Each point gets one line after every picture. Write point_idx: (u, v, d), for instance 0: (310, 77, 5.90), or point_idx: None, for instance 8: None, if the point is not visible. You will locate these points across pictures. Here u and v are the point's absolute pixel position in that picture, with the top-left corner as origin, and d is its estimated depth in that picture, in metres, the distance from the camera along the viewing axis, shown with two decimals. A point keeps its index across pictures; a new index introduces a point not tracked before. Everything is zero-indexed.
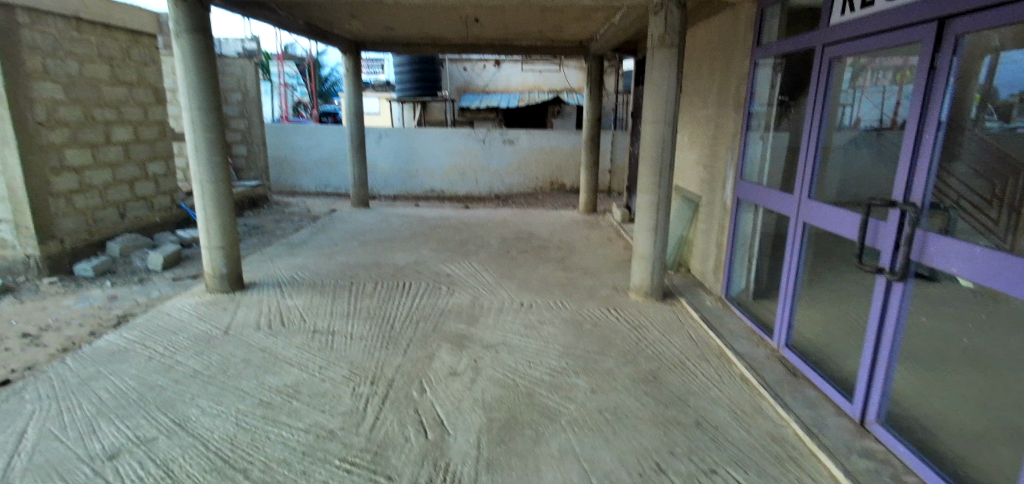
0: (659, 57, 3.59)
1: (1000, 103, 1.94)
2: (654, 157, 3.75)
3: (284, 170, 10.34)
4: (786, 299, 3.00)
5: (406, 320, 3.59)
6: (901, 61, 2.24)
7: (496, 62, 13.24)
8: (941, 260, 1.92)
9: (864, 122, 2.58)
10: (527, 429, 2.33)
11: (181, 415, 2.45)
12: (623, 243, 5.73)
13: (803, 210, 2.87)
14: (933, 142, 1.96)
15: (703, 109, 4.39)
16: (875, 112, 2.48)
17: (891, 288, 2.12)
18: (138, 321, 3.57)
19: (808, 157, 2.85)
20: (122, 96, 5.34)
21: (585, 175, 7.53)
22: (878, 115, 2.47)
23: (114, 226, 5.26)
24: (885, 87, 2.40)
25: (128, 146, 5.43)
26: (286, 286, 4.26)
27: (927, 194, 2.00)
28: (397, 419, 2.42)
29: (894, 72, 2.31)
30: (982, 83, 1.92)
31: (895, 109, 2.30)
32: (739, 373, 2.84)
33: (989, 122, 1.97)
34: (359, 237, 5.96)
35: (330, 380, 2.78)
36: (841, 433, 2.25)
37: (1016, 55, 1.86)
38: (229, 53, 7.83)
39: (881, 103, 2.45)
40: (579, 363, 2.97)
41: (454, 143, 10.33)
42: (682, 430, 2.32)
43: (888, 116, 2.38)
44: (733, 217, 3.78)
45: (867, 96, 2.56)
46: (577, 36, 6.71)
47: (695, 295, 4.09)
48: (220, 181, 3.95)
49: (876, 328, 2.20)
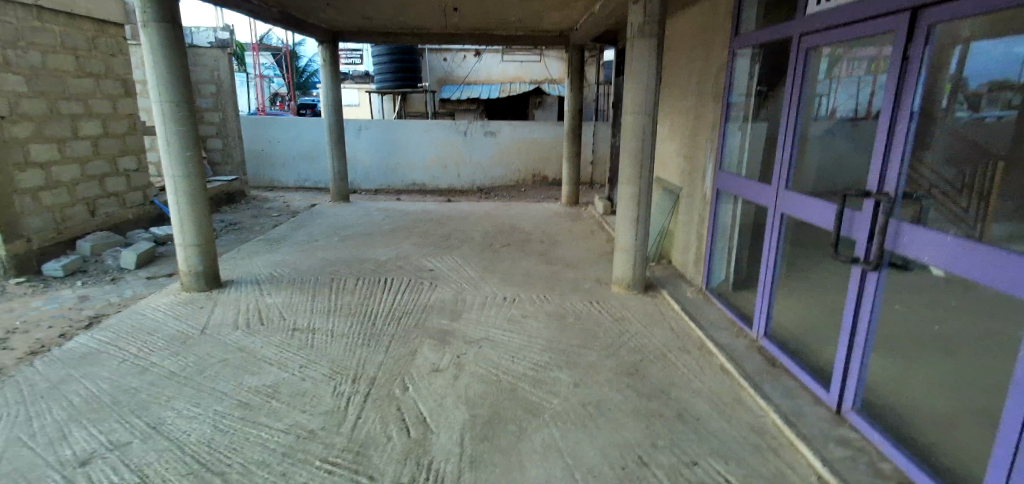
0: (639, 48, 3.58)
1: (967, 93, 2.07)
2: (636, 149, 3.76)
3: (262, 164, 10.12)
4: (765, 289, 3.04)
5: (388, 316, 3.56)
6: (875, 51, 2.29)
7: (477, 52, 13.11)
8: (913, 249, 1.96)
9: (841, 112, 2.71)
10: (511, 425, 2.33)
11: (157, 419, 2.39)
12: (605, 235, 5.76)
13: (780, 200, 2.90)
14: (907, 132, 1.98)
15: (683, 101, 4.41)
16: (851, 102, 2.60)
17: (866, 278, 2.16)
18: (111, 322, 3.47)
19: (785, 148, 2.86)
20: (89, 89, 5.15)
21: (567, 167, 7.52)
22: (853, 105, 2.59)
23: (84, 224, 5.09)
24: (860, 76, 2.49)
25: (97, 140, 5.25)
26: (265, 283, 4.18)
27: (901, 185, 2.03)
28: (379, 417, 2.40)
29: (869, 62, 2.37)
30: (953, 73, 2.02)
31: (870, 100, 2.39)
32: (720, 363, 2.88)
33: (958, 111, 2.10)
34: (339, 232, 5.88)
35: (311, 379, 2.74)
36: (818, 421, 2.29)
37: (980, 47, 1.99)
38: (200, 42, 7.52)
39: (857, 94, 2.56)
40: (562, 358, 2.98)
41: (435, 135, 10.23)
42: (664, 422, 2.34)
43: (863, 106, 2.48)
44: (714, 208, 3.81)
45: (843, 86, 2.68)
46: (557, 27, 6.66)
47: (676, 286, 4.13)
48: (193, 176, 3.84)
49: (852, 316, 2.24)
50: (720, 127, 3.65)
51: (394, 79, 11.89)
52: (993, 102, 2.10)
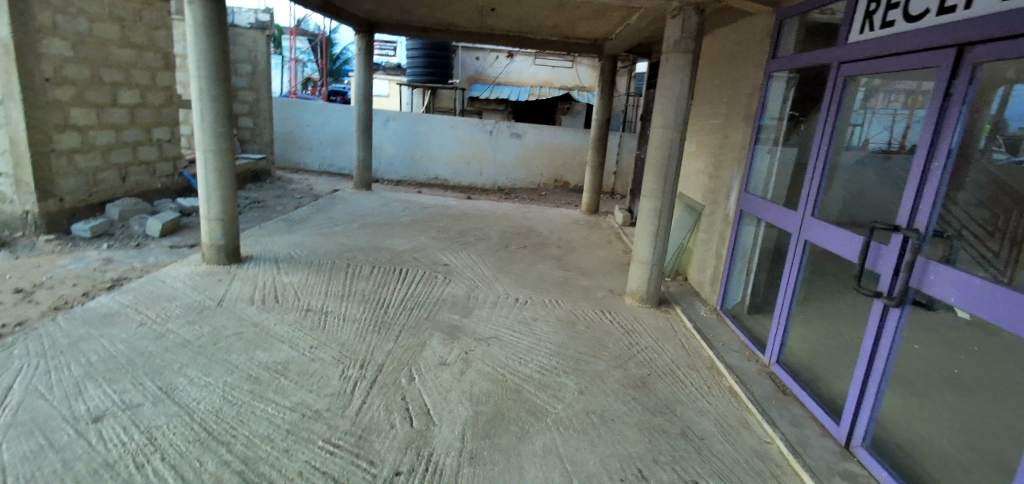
0: (673, 63, 3.57)
1: (1011, 135, 1.82)
2: (661, 163, 3.74)
3: (289, 146, 10.30)
4: (782, 315, 3.01)
5: (400, 306, 3.59)
6: (914, 85, 2.25)
7: (509, 54, 13.16)
8: (939, 288, 1.92)
9: (872, 143, 2.55)
10: (512, 425, 2.33)
11: (169, 384, 2.44)
12: (622, 246, 5.73)
13: (805, 227, 2.86)
14: (943, 169, 1.96)
15: (713, 119, 4.37)
16: (884, 135, 2.45)
17: (888, 313, 2.13)
18: (133, 286, 3.56)
19: (815, 175, 2.85)
20: (131, 59, 5.30)
21: (590, 175, 7.50)
22: (887, 137, 2.45)
23: (114, 189, 5.23)
24: (897, 109, 2.39)
25: (134, 109, 5.39)
26: (283, 262, 4.25)
27: (932, 222, 2.00)
28: (383, 404, 2.42)
29: (907, 95, 2.31)
30: (994, 113, 1.86)
31: (906, 133, 2.29)
32: (729, 385, 2.85)
33: (998, 154, 1.85)
34: (359, 219, 5.95)
35: (320, 360, 2.78)
36: (825, 454, 2.26)
37: None
38: (241, 23, 7.64)
39: (891, 126, 2.42)
40: (569, 364, 2.97)
41: (461, 132, 10.29)
42: (667, 438, 2.32)
43: (897, 140, 2.36)
44: (736, 229, 3.78)
45: (878, 117, 2.53)
46: (592, 35, 6.67)
47: (691, 304, 4.09)
48: (224, 152, 3.93)
49: (869, 351, 2.21)
50: (750, 148, 3.66)
51: (425, 74, 12.00)
52: None
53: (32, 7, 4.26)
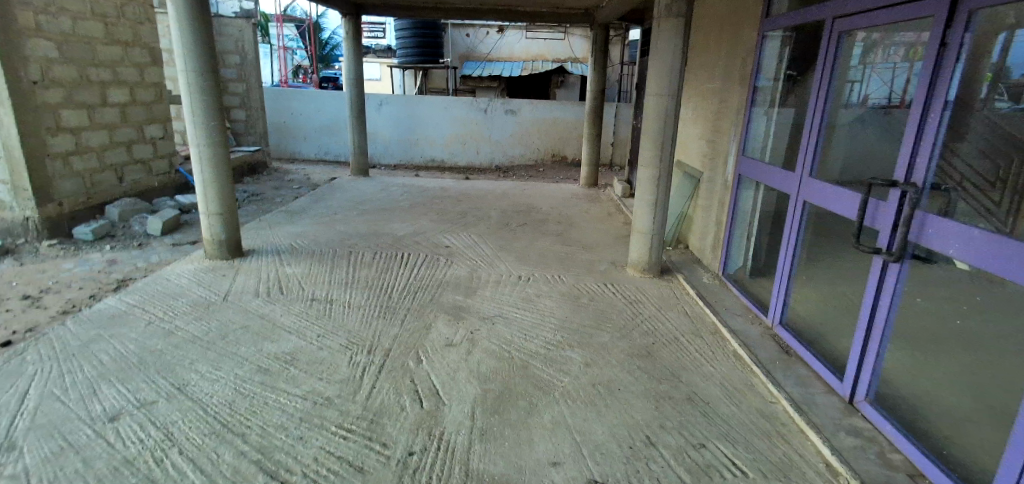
0: (666, 28, 3.50)
1: (1012, 83, 1.86)
2: (658, 131, 3.69)
3: (283, 136, 10.22)
4: (783, 278, 3.01)
5: (404, 291, 3.61)
6: (915, 37, 2.16)
7: (500, 28, 12.92)
8: (939, 242, 1.92)
9: (872, 100, 2.52)
10: (521, 400, 2.37)
11: (181, 380, 2.49)
12: (623, 218, 5.71)
13: (804, 189, 2.84)
14: (939, 122, 1.92)
15: (709, 83, 4.30)
16: (884, 89, 2.42)
17: (887, 269, 2.12)
18: (138, 286, 3.58)
19: (811, 135, 2.81)
20: (117, 56, 5.23)
21: (587, 148, 7.43)
22: (887, 92, 2.41)
23: (112, 190, 5.23)
24: (896, 63, 2.34)
25: (125, 107, 5.34)
26: (285, 254, 4.26)
27: (930, 175, 1.98)
28: (393, 388, 2.46)
29: (907, 48, 2.24)
30: (995, 61, 1.86)
31: (904, 87, 2.25)
32: (733, 350, 2.88)
33: (1000, 102, 1.90)
34: (358, 206, 5.94)
35: (328, 348, 2.81)
36: (830, 411, 2.29)
37: None
38: (225, 12, 7.51)
39: (891, 81, 2.38)
40: (574, 337, 3.00)
41: (455, 112, 10.18)
42: (673, 404, 2.36)
43: (897, 94, 2.33)
44: (735, 194, 3.76)
45: (877, 72, 2.48)
46: (583, 3, 6.53)
47: (692, 271, 4.10)
48: (217, 146, 3.90)
49: (870, 308, 2.21)
50: (745, 111, 3.61)
51: (416, 54, 11.80)
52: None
53: (12, 8, 4.18)
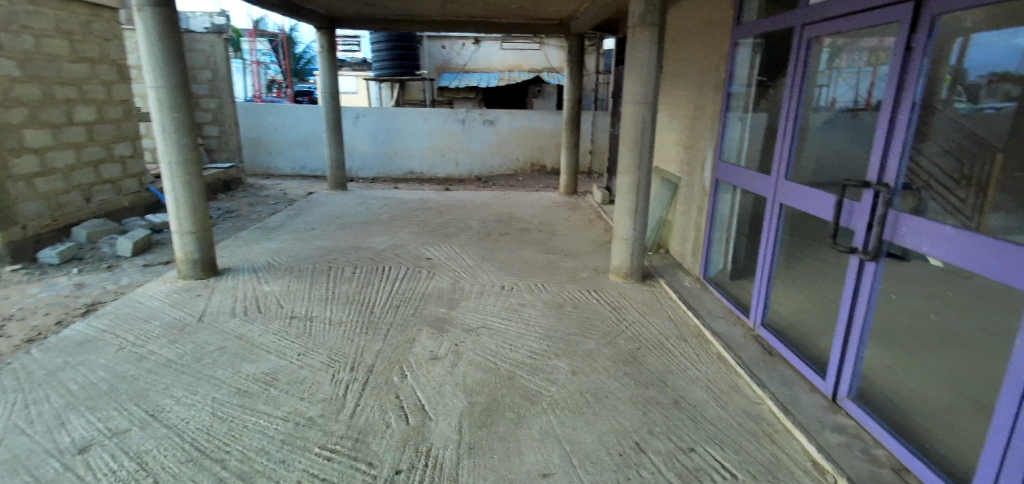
0: (640, 36, 3.55)
1: (969, 84, 1.92)
2: (636, 137, 3.74)
3: (258, 152, 10.06)
4: (763, 279, 3.05)
5: (386, 305, 3.55)
6: (877, 42, 2.24)
7: (475, 40, 12.99)
8: (914, 240, 1.96)
9: (839, 103, 2.57)
10: (508, 412, 2.34)
11: (156, 406, 2.39)
12: (604, 225, 5.75)
13: (780, 191, 2.90)
14: (908, 124, 1.99)
15: (684, 90, 4.37)
16: (850, 93, 2.48)
17: (864, 268, 2.17)
18: (108, 309, 3.45)
19: (785, 139, 2.87)
20: (84, 74, 5.09)
21: (565, 156, 7.49)
22: (853, 96, 2.48)
23: (80, 211, 5.06)
24: (860, 67, 2.41)
25: (92, 126, 5.19)
26: (263, 271, 4.17)
27: (900, 175, 2.03)
28: (377, 405, 2.40)
29: (871, 53, 2.31)
30: (952, 65, 1.94)
31: (870, 90, 2.31)
32: (717, 352, 2.90)
33: (959, 103, 1.94)
34: (337, 220, 5.85)
35: (309, 367, 2.74)
36: (815, 409, 2.31)
37: (987, 37, 1.86)
38: (196, 27, 7.40)
39: (856, 85, 2.45)
40: (560, 346, 2.99)
41: (433, 123, 10.16)
42: (661, 409, 2.36)
43: (863, 97, 2.39)
44: (713, 198, 3.82)
45: (843, 76, 2.55)
46: (557, 14, 6.60)
47: (674, 275, 4.13)
48: (190, 164, 3.80)
49: (849, 306, 2.26)
50: (721, 116, 3.70)
51: (392, 67, 11.78)
52: (998, 93, 1.87)
53: None
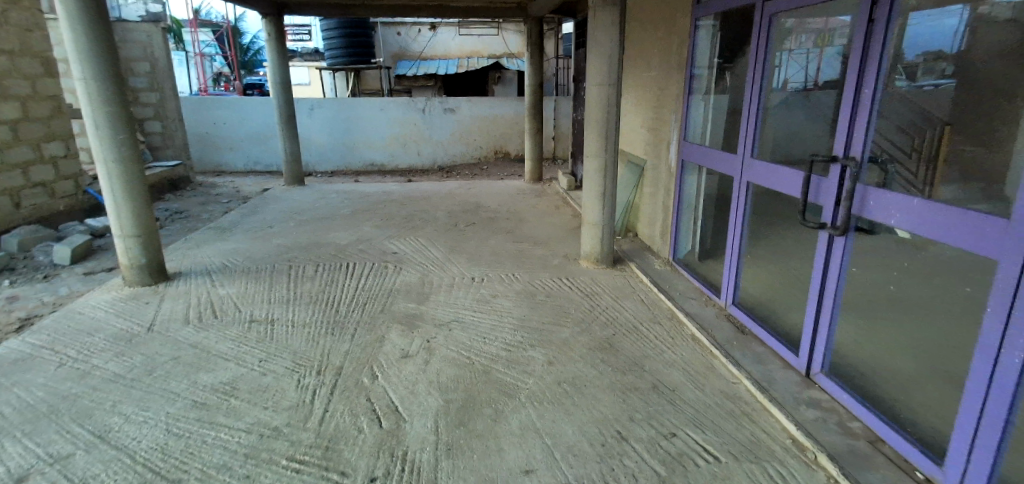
0: (603, 17, 3.48)
1: (907, 64, 1.99)
2: (603, 121, 3.69)
3: (207, 148, 9.53)
4: (733, 259, 3.07)
5: (351, 303, 3.40)
6: (822, 24, 2.42)
7: (432, 26, 12.67)
8: (881, 213, 1.98)
9: (791, 84, 2.68)
10: (486, 408, 2.27)
11: (103, 426, 2.20)
12: (571, 211, 5.71)
13: (746, 171, 2.91)
14: (872, 97, 2.00)
15: (647, 72, 4.34)
16: (801, 74, 2.61)
17: (833, 243, 2.19)
18: (45, 323, 3.16)
19: (750, 118, 2.87)
20: (2, 67, 4.64)
21: (530, 143, 7.40)
22: (803, 77, 2.60)
23: (7, 218, 4.64)
24: (808, 49, 2.56)
25: (16, 125, 4.75)
26: (217, 274, 3.92)
27: (866, 149, 2.05)
28: (348, 409, 2.29)
29: (816, 35, 2.49)
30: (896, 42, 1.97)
31: (818, 71, 2.49)
32: (691, 333, 2.91)
33: (898, 81, 2.02)
34: (295, 217, 5.60)
35: (272, 373, 2.59)
36: (789, 385, 2.34)
37: (920, 17, 1.95)
38: (129, 16, 6.87)
39: (806, 65, 2.58)
40: (535, 336, 2.93)
41: (392, 113, 9.86)
42: (641, 395, 2.34)
43: (812, 78, 2.56)
44: (679, 179, 3.82)
45: (793, 58, 2.66)
46: None
47: (644, 258, 4.14)
48: (129, 162, 3.51)
49: (820, 281, 2.29)
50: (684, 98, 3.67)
51: (346, 55, 11.34)
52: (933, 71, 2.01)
53: None
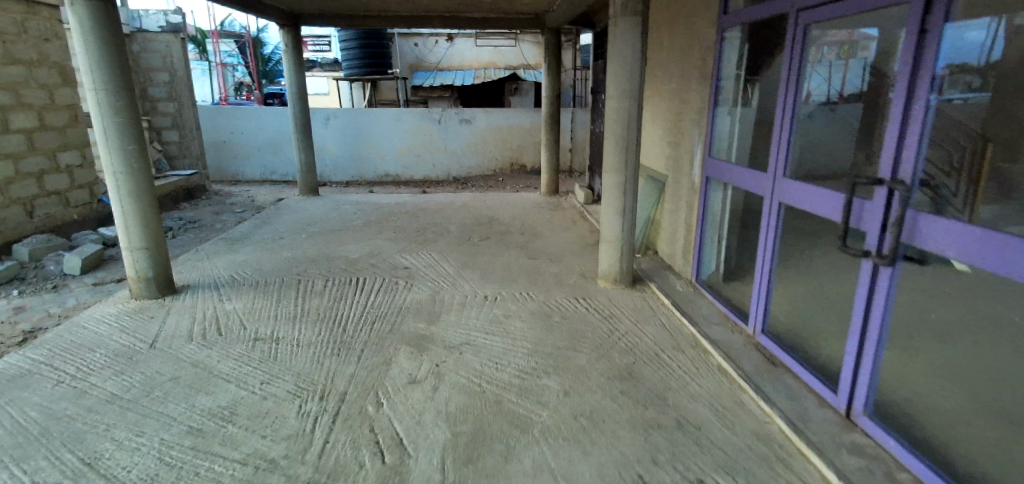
0: (623, 28, 3.35)
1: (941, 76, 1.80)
2: (622, 135, 3.54)
3: (224, 157, 9.59)
4: (763, 283, 2.89)
5: (359, 321, 3.28)
6: (847, 36, 2.44)
7: (449, 37, 12.69)
8: (933, 242, 1.80)
9: (814, 96, 2.64)
10: (496, 443, 2.12)
11: (94, 452, 2.09)
12: (588, 226, 5.55)
13: (777, 191, 2.73)
14: (925, 114, 1.81)
15: (667, 84, 4.19)
16: (826, 86, 2.61)
17: (878, 272, 2.01)
18: (47, 336, 3.09)
19: (781, 136, 2.69)
20: (20, 77, 4.66)
21: (546, 155, 7.27)
22: (826, 90, 2.63)
23: (20, 227, 4.64)
24: (830, 62, 2.57)
25: (32, 134, 4.77)
26: (225, 287, 3.84)
27: (917, 171, 1.86)
28: (350, 440, 2.15)
29: (838, 47, 2.51)
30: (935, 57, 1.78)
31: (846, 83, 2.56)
32: (717, 363, 2.72)
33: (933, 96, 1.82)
34: (307, 228, 5.53)
35: (273, 397, 2.47)
36: (827, 427, 2.15)
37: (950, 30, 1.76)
38: (150, 26, 6.94)
39: (829, 77, 2.60)
40: (549, 362, 2.77)
41: (408, 123, 9.83)
42: (663, 433, 2.16)
43: (838, 91, 2.61)
44: (703, 197, 3.65)
45: (815, 69, 2.59)
46: (533, 8, 6.37)
47: (664, 278, 3.96)
48: (137, 172, 3.45)
49: (863, 313, 2.10)
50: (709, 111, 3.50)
51: (363, 65, 11.38)
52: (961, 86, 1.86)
53: None
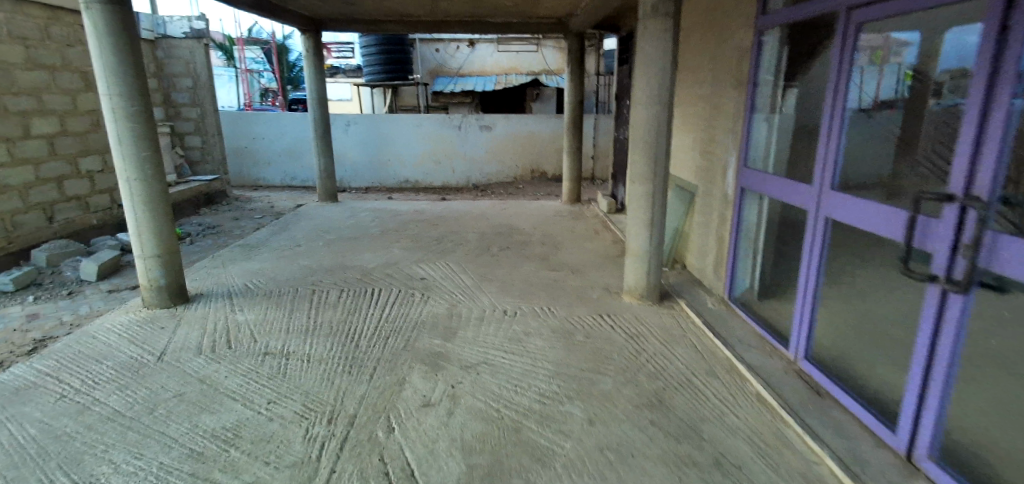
0: (653, 30, 3.17)
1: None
2: (650, 143, 3.35)
3: (245, 162, 9.66)
4: (805, 304, 2.65)
5: (372, 336, 3.14)
6: (880, 40, 2.28)
7: (470, 42, 12.64)
8: (1017, 268, 1.56)
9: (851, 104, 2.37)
10: (514, 479, 1.93)
11: (89, 476, 1.97)
12: (611, 236, 5.35)
13: (824, 204, 2.50)
14: (1007, 124, 1.58)
15: (698, 89, 3.98)
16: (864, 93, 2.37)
17: (948, 301, 1.77)
18: (56, 347, 3.02)
19: (829, 144, 2.46)
20: (42, 83, 4.70)
21: (567, 162, 7.09)
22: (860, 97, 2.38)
23: (40, 232, 4.65)
24: (860, 67, 2.35)
25: (53, 139, 4.80)
26: (237, 297, 3.74)
27: (996, 187, 1.63)
28: (357, 471, 1.99)
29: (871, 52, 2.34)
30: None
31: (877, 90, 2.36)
32: (755, 392, 2.50)
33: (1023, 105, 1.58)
34: (323, 235, 5.45)
35: (279, 419, 2.33)
36: (886, 471, 1.91)
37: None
38: (174, 33, 6.99)
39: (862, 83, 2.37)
40: (572, 386, 2.58)
41: (427, 129, 9.77)
42: (698, 472, 1.95)
43: (867, 99, 2.38)
44: (738, 209, 3.42)
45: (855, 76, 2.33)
46: (555, 12, 6.22)
47: (694, 295, 3.73)
48: (151, 180, 3.38)
49: (928, 346, 1.86)
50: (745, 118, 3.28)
51: (384, 72, 11.39)
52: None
53: None
